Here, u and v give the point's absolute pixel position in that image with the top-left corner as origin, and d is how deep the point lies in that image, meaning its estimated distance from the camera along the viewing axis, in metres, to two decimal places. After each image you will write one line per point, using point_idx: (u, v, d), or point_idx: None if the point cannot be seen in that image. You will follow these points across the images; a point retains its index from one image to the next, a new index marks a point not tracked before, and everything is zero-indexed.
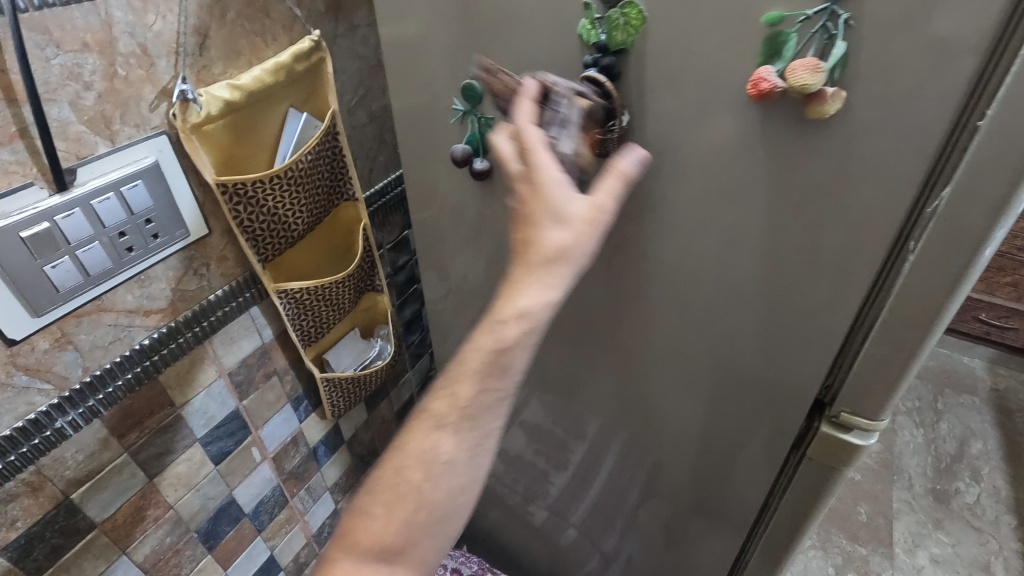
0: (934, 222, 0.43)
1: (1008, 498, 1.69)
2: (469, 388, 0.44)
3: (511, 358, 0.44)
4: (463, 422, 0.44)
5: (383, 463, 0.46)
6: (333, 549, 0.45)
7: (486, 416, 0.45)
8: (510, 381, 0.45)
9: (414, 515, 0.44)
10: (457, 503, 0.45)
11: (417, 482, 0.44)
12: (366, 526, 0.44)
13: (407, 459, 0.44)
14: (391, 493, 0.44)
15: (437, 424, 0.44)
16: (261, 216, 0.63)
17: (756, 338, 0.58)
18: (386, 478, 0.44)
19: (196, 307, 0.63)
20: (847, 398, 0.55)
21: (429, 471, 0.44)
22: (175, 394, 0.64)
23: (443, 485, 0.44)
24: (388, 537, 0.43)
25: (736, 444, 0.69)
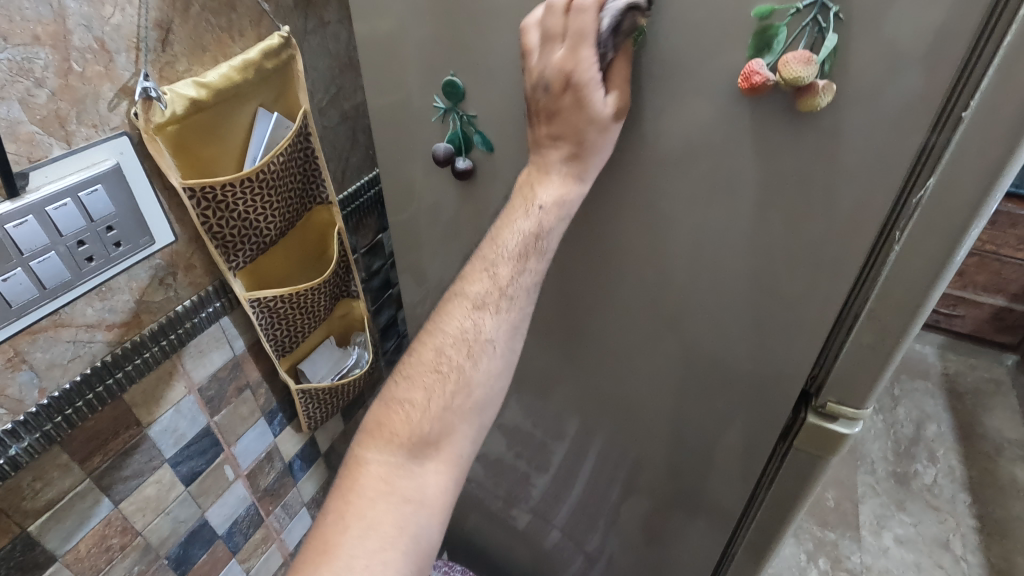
0: (919, 211, 0.43)
1: (962, 477, 1.78)
2: (510, 267, 0.52)
3: (545, 243, 0.52)
4: (501, 303, 0.52)
5: (418, 359, 0.53)
6: (365, 445, 0.53)
7: (520, 295, 0.53)
8: (541, 263, 0.53)
9: (449, 403, 0.51)
10: (484, 392, 0.53)
11: (455, 364, 0.52)
12: (401, 420, 0.51)
13: (444, 346, 0.52)
14: (431, 381, 0.52)
15: (478, 307, 0.52)
16: (230, 220, 0.59)
17: (743, 333, 0.58)
18: (424, 368, 0.53)
19: (163, 318, 0.59)
20: (832, 388, 0.56)
21: (470, 353, 0.52)
22: (141, 413, 0.60)
23: (480, 363, 0.52)
24: (424, 424, 0.51)
25: (722, 438, 0.69)
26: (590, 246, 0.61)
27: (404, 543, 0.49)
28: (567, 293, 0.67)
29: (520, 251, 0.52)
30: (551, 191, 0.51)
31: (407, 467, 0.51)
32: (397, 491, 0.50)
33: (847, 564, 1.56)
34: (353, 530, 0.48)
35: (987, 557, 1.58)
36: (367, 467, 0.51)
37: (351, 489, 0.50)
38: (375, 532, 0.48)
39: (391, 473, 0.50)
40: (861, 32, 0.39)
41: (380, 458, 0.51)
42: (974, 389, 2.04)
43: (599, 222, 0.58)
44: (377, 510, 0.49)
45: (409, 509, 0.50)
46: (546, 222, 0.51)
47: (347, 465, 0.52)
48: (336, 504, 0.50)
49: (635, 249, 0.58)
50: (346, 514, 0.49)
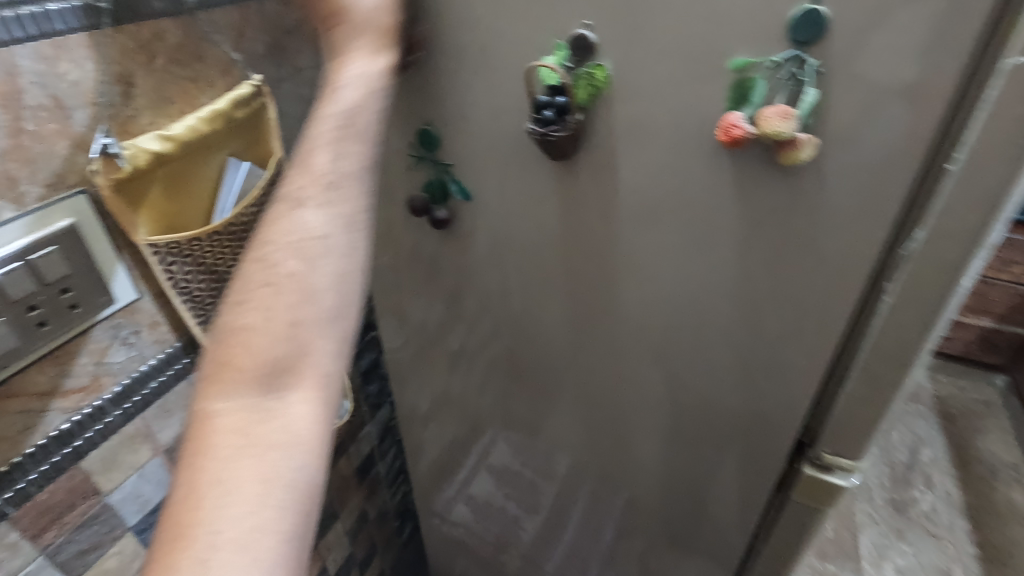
0: (909, 262, 0.42)
1: (960, 502, 1.75)
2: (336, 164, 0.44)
3: (360, 117, 0.45)
4: (329, 193, 0.44)
5: (237, 299, 0.43)
6: (203, 396, 0.41)
7: (338, 159, 0.45)
8: (362, 145, 0.45)
9: (285, 296, 0.42)
10: (312, 279, 0.43)
11: (283, 235, 0.43)
12: (230, 324, 0.43)
13: (256, 250, 0.43)
14: (266, 295, 0.42)
15: (294, 225, 0.43)
16: (198, 275, 0.57)
17: (733, 381, 0.56)
18: (249, 298, 0.42)
19: (124, 380, 0.56)
20: (826, 438, 0.54)
21: (302, 247, 0.43)
22: (101, 480, 0.57)
23: (320, 264, 0.43)
24: (268, 338, 0.42)
25: (717, 485, 0.67)
26: (574, 292, 0.59)
27: (280, 505, 0.38)
28: (550, 339, 0.65)
29: (340, 134, 0.45)
30: (354, 69, 0.45)
31: (261, 408, 0.41)
32: (262, 443, 0.40)
33: None
34: (208, 472, 0.38)
35: None
36: (210, 420, 0.40)
37: (181, 493, 0.38)
38: (238, 495, 0.38)
39: (246, 419, 0.41)
40: (842, 83, 0.38)
41: (228, 406, 0.41)
42: (966, 410, 2.04)
43: (582, 269, 0.57)
44: (237, 473, 0.38)
45: (281, 457, 0.40)
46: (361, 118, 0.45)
47: (190, 430, 0.41)
48: (184, 479, 0.38)
49: (621, 296, 0.57)
50: (187, 522, 0.36)
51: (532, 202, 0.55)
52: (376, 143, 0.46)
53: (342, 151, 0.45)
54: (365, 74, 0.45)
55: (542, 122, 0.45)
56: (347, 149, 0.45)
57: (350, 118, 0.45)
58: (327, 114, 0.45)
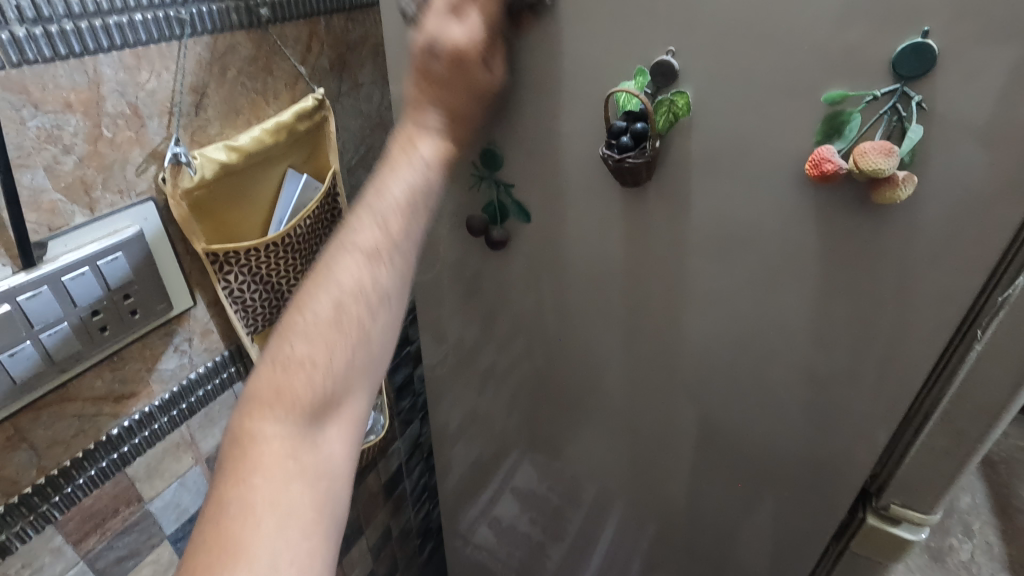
0: (1005, 310, 0.40)
1: (1002, 555, 1.77)
2: (419, 208, 0.47)
3: (423, 186, 0.47)
4: (394, 250, 0.45)
5: (298, 328, 0.42)
6: (251, 416, 0.41)
7: (418, 208, 0.47)
8: (425, 212, 0.48)
9: (345, 344, 0.42)
10: (376, 325, 0.44)
11: (360, 277, 0.43)
12: (289, 350, 0.42)
13: (338, 284, 0.43)
14: (330, 335, 0.42)
15: (363, 249, 0.44)
16: (253, 284, 0.58)
17: (795, 423, 0.54)
18: (314, 331, 0.42)
19: (174, 388, 0.56)
20: (895, 489, 0.51)
21: (365, 286, 0.43)
22: (143, 487, 0.56)
23: (379, 314, 0.44)
24: (327, 378, 0.42)
25: (767, 531, 0.63)
26: (628, 321, 0.57)
27: (323, 531, 0.40)
28: (597, 366, 0.63)
29: (420, 178, 0.47)
30: (429, 130, 0.48)
31: (309, 439, 0.41)
32: (305, 473, 0.40)
33: None
34: (259, 499, 0.38)
35: None
36: (261, 442, 0.40)
37: (230, 515, 0.37)
38: (292, 521, 0.38)
39: (296, 448, 0.40)
40: (946, 120, 0.37)
41: (279, 430, 0.40)
42: (1006, 458, 2.06)
43: (639, 299, 0.55)
44: (289, 499, 0.38)
45: (323, 491, 0.41)
46: (428, 176, 0.47)
47: (232, 448, 0.40)
48: (236, 497, 0.37)
49: (680, 329, 0.55)
50: (236, 545, 0.36)
51: (593, 227, 0.54)
52: (420, 215, 0.47)
53: (425, 177, 0.47)
54: (434, 145, 0.48)
55: (618, 147, 0.44)
56: (416, 194, 0.47)
57: (411, 189, 0.46)
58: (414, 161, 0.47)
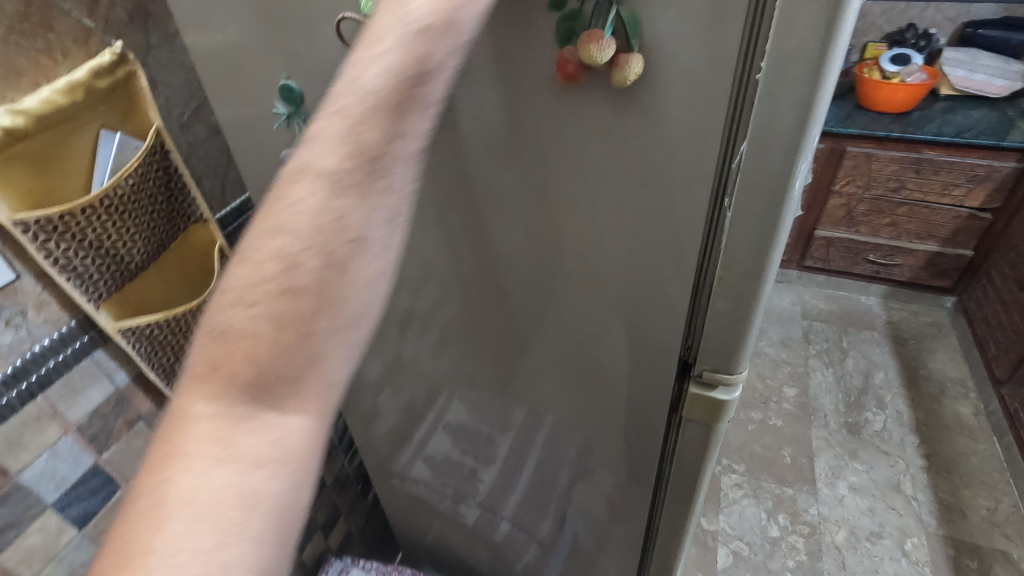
0: (741, 175, 0.44)
1: (909, 420, 1.98)
2: (368, 141, 0.35)
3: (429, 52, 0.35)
4: (357, 182, 0.35)
5: (240, 296, 0.36)
6: (190, 389, 0.37)
7: (372, 133, 0.35)
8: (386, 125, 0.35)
9: (296, 310, 0.35)
10: (342, 284, 0.35)
11: (302, 208, 0.35)
12: (227, 316, 0.36)
13: (270, 242, 0.35)
14: (273, 302, 0.35)
15: (321, 174, 0.35)
16: (82, 250, 0.58)
17: (617, 315, 0.58)
18: (268, 298, 0.35)
19: (17, 361, 0.57)
20: (704, 356, 0.56)
21: (321, 225, 0.35)
22: (7, 460, 0.58)
23: (352, 268, 0.35)
24: (274, 350, 0.35)
25: (625, 418, 0.69)
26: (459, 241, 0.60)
27: (257, 528, 0.34)
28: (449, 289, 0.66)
29: (376, 120, 0.35)
30: (322, 126, 0.36)
31: (246, 418, 0.36)
32: (245, 460, 0.35)
33: (806, 517, 1.74)
34: (174, 491, 0.34)
35: (935, 493, 1.78)
36: (192, 420, 0.36)
37: (146, 509, 0.34)
38: (209, 524, 0.33)
39: (230, 427, 0.36)
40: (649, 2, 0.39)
41: (206, 411, 0.36)
42: (916, 334, 2.26)
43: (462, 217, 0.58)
44: (214, 490, 0.34)
45: (255, 485, 0.35)
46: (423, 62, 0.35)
47: (166, 424, 0.37)
48: (150, 490, 0.34)
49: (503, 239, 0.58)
50: (137, 554, 0.32)
51: None
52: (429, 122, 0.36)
53: (358, 139, 0.34)
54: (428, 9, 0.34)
55: None
56: (404, 98, 0.35)
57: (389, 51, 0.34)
58: (340, 107, 0.35)
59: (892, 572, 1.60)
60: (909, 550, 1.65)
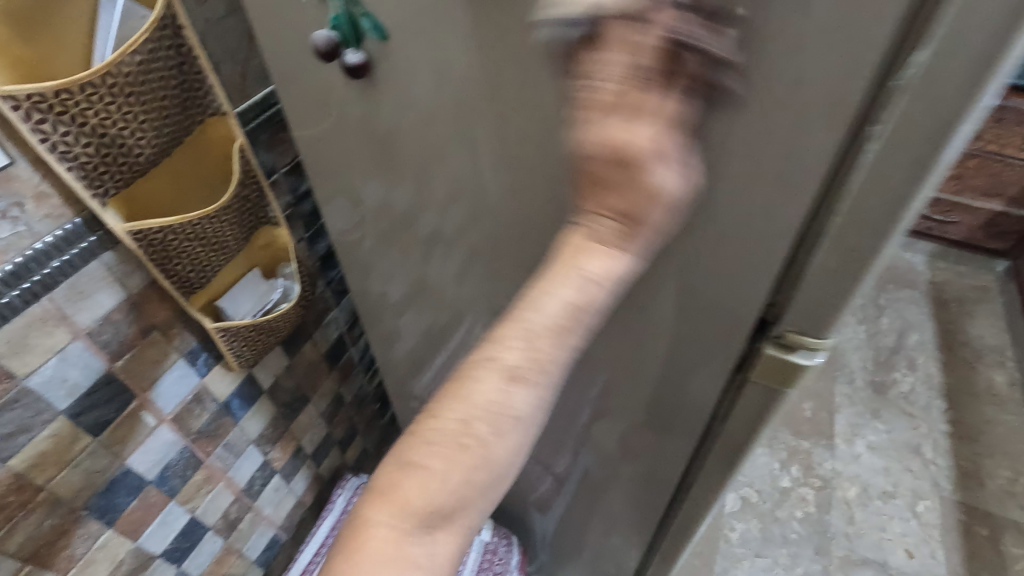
0: (899, 103, 0.34)
1: (939, 384, 1.92)
2: (550, 347, 0.39)
3: (587, 309, 0.39)
4: (559, 337, 0.39)
5: (425, 436, 0.40)
6: (368, 506, 0.40)
7: (553, 338, 0.39)
8: (595, 310, 0.40)
9: (473, 457, 0.39)
10: (497, 450, 0.40)
11: (498, 388, 0.39)
12: (445, 423, 0.40)
13: (534, 323, 0.39)
14: (449, 454, 0.39)
15: (503, 367, 0.39)
16: (83, 136, 0.50)
17: (694, 262, 0.49)
18: (439, 444, 0.39)
19: (16, 259, 0.51)
20: (789, 317, 0.49)
21: (501, 399, 0.39)
22: (13, 364, 0.53)
23: (506, 440, 0.40)
24: (456, 487, 0.39)
25: (677, 376, 0.62)
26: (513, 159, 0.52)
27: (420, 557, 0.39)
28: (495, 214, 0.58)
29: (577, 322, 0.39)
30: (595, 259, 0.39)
31: (422, 538, 0.39)
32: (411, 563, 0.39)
33: (819, 471, 1.73)
34: None
35: (954, 459, 1.75)
36: (368, 531, 0.39)
37: None
38: None
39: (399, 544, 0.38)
40: None
41: (387, 523, 0.39)
42: (960, 297, 2.15)
43: (524, 129, 0.49)
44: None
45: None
46: (593, 296, 0.39)
47: (340, 539, 0.40)
48: None
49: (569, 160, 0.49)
50: None
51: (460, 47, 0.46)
52: (571, 345, 0.40)
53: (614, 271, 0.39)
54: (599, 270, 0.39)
55: None
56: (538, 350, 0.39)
57: (591, 278, 0.39)
58: (569, 296, 0.39)
59: (899, 531, 1.61)
60: (920, 511, 1.64)
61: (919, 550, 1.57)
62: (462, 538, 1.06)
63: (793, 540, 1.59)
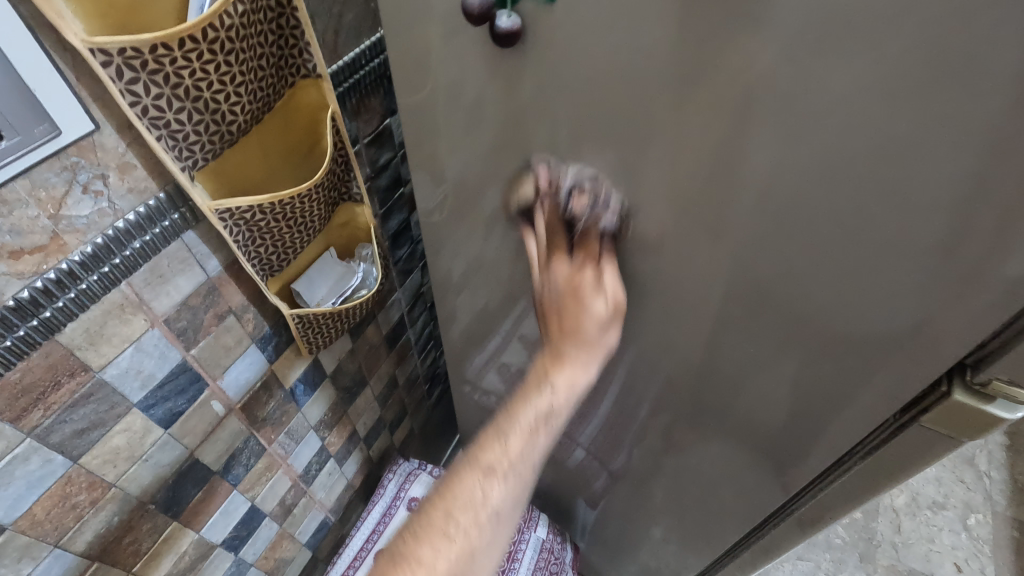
0: None
1: None
2: (528, 420, 0.46)
3: (552, 423, 0.47)
4: (509, 476, 0.44)
5: (421, 542, 0.41)
6: None
7: (517, 440, 0.45)
8: (526, 476, 0.45)
9: (464, 527, 0.42)
10: (486, 506, 0.43)
11: (482, 488, 0.43)
12: (434, 542, 0.42)
13: (513, 429, 0.45)
14: (443, 533, 0.42)
15: (488, 470, 0.44)
16: (174, 99, 0.43)
17: (895, 296, 0.41)
18: (434, 548, 0.41)
19: (96, 240, 0.45)
20: (1004, 365, 0.41)
21: (478, 480, 0.43)
22: (88, 356, 0.48)
23: (490, 514, 0.43)
24: (450, 565, 0.41)
25: (820, 412, 0.54)
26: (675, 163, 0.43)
27: None
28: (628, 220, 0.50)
29: (522, 431, 0.45)
30: (566, 372, 0.48)
31: None
32: None
33: None
34: None
35: (1010, 473, 1.68)
36: None
37: None
38: None
39: None
40: None
41: None
42: None
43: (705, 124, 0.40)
44: None
45: None
46: (556, 405, 0.47)
47: None
48: None
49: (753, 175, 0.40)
50: None
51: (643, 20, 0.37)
52: (541, 440, 0.46)
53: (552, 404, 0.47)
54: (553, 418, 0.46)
55: None
56: (541, 415, 0.46)
57: (530, 437, 0.46)
58: (522, 428, 0.45)
59: (948, 544, 1.56)
60: (971, 526, 1.59)
61: (967, 565, 1.52)
62: (517, 535, 1.02)
63: (836, 545, 1.55)
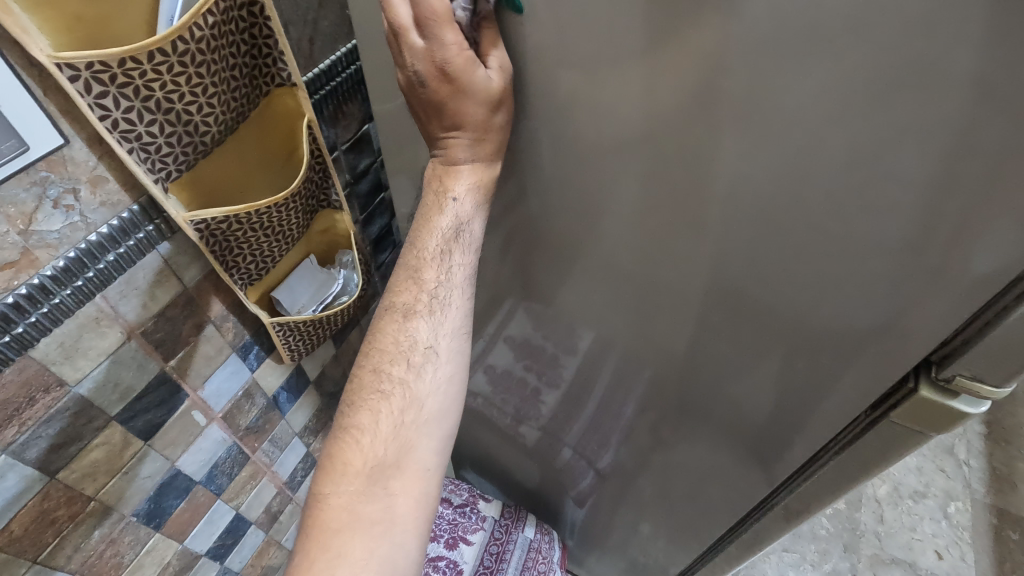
0: None
1: None
2: (428, 303, 0.52)
3: (450, 296, 0.53)
4: (431, 350, 0.52)
5: (357, 419, 0.50)
6: (321, 481, 0.50)
7: (422, 324, 0.52)
8: (453, 356, 0.54)
9: (393, 403, 0.51)
10: (419, 385, 0.52)
11: (405, 368, 0.51)
12: (370, 419, 0.50)
13: (429, 276, 0.52)
14: (375, 402, 0.51)
15: (415, 333, 0.52)
16: (145, 111, 0.43)
17: (863, 296, 0.42)
18: (370, 418, 0.50)
19: (69, 254, 0.45)
20: (966, 362, 0.42)
21: (400, 348, 0.52)
22: (64, 370, 0.48)
23: (423, 375, 0.52)
24: (393, 432, 0.50)
25: (795, 410, 0.55)
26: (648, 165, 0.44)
27: (394, 536, 0.48)
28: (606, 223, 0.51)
29: (411, 291, 0.52)
30: (466, 180, 0.49)
31: (371, 494, 0.48)
32: (365, 518, 0.47)
33: None
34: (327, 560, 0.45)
35: (988, 461, 1.71)
36: (325, 504, 0.48)
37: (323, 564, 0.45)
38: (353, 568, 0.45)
39: (355, 502, 0.48)
40: None
41: (340, 493, 0.48)
42: None
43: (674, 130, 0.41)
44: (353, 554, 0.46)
45: (381, 531, 0.48)
46: (446, 287, 0.52)
47: (308, 515, 0.49)
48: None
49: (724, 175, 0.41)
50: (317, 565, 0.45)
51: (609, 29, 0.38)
52: (461, 317, 0.54)
53: (469, 283, 0.53)
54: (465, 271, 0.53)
55: None
56: (444, 257, 0.51)
57: (435, 325, 0.52)
58: (436, 319, 0.52)
59: (929, 532, 1.59)
60: (952, 513, 1.62)
61: (948, 552, 1.55)
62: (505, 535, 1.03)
63: (821, 536, 1.58)
